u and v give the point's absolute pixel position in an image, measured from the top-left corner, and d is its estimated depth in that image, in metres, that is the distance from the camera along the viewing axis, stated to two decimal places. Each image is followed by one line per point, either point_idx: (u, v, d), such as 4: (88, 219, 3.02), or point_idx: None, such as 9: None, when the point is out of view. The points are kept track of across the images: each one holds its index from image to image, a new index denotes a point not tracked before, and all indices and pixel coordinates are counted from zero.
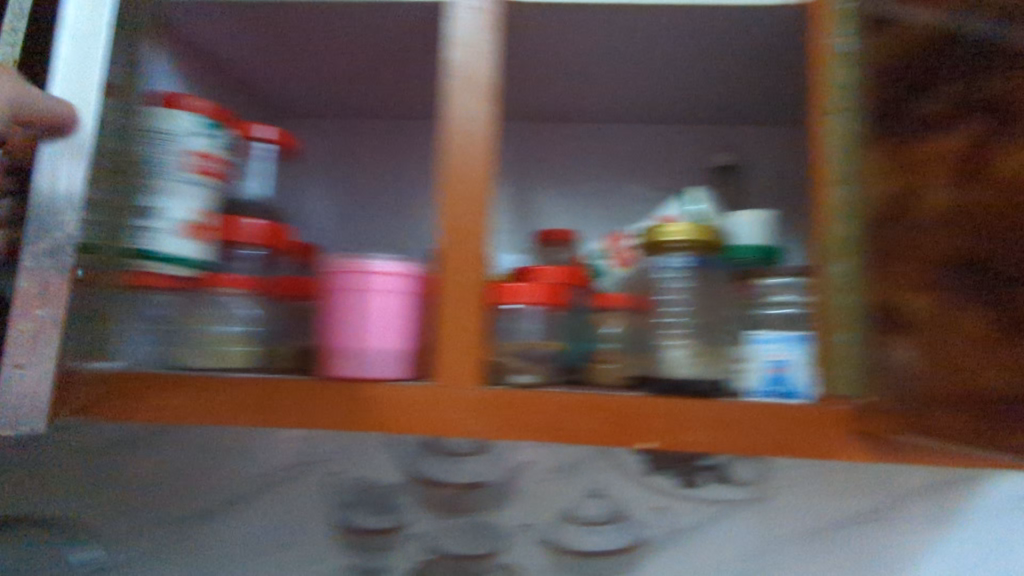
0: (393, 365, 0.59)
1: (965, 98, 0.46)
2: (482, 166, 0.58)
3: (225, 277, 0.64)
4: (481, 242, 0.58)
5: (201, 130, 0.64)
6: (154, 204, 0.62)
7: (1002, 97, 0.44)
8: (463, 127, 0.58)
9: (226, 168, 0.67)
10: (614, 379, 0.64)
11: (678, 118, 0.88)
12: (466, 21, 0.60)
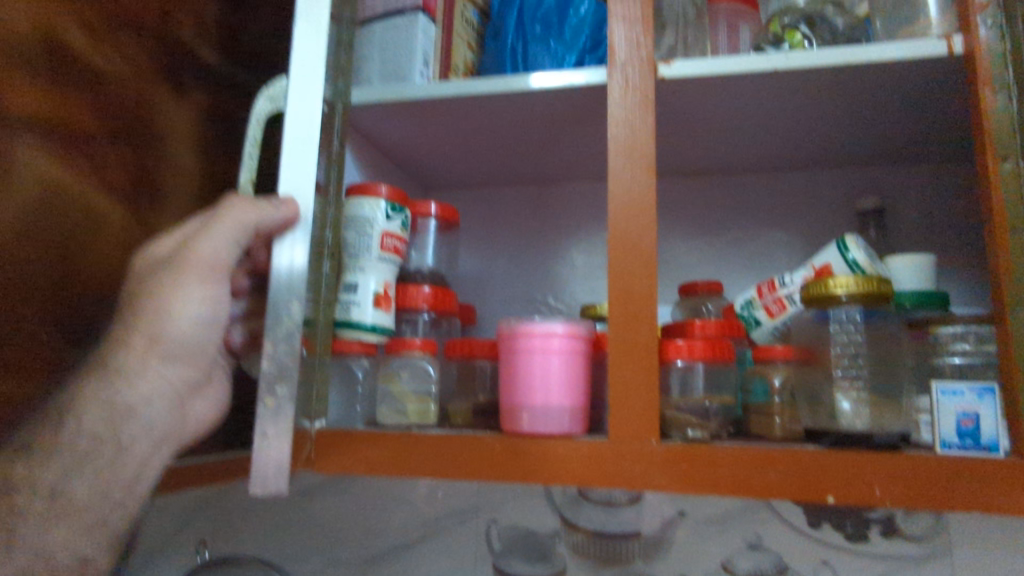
0: (568, 418, 0.62)
1: None
2: (651, 230, 0.61)
3: (402, 340, 0.69)
4: (653, 302, 0.60)
5: (388, 215, 0.73)
6: (352, 281, 0.70)
7: None
8: (631, 194, 0.62)
9: (404, 244, 0.75)
10: (782, 433, 0.64)
11: (820, 166, 0.89)
12: (629, 100, 0.64)
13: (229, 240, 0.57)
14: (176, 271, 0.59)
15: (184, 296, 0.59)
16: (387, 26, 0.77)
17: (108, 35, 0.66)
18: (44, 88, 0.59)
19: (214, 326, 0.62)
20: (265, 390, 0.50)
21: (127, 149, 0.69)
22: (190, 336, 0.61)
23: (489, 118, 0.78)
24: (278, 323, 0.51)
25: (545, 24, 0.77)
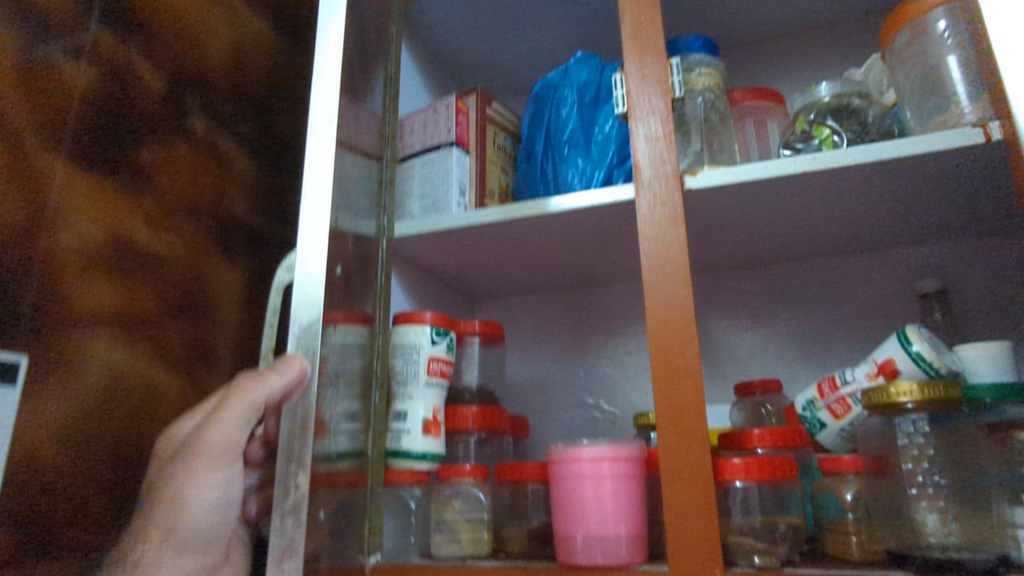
0: (626, 548, 0.60)
1: None
2: (692, 344, 0.60)
3: (452, 467, 0.69)
4: (703, 420, 0.58)
5: (434, 340, 0.74)
6: (402, 409, 0.72)
7: None
8: (668, 309, 0.62)
9: (451, 366, 0.76)
10: (860, 554, 0.58)
11: (872, 249, 0.86)
12: (656, 216, 0.65)
13: (243, 417, 0.52)
14: (189, 457, 0.53)
15: (199, 483, 0.53)
16: (424, 162, 0.82)
17: (171, 225, 0.72)
18: (115, 286, 0.64)
19: (232, 510, 0.55)
20: (273, 566, 0.43)
21: (189, 322, 0.73)
22: (207, 525, 0.54)
23: (527, 238, 0.82)
24: (284, 487, 0.45)
25: (572, 144, 0.80)
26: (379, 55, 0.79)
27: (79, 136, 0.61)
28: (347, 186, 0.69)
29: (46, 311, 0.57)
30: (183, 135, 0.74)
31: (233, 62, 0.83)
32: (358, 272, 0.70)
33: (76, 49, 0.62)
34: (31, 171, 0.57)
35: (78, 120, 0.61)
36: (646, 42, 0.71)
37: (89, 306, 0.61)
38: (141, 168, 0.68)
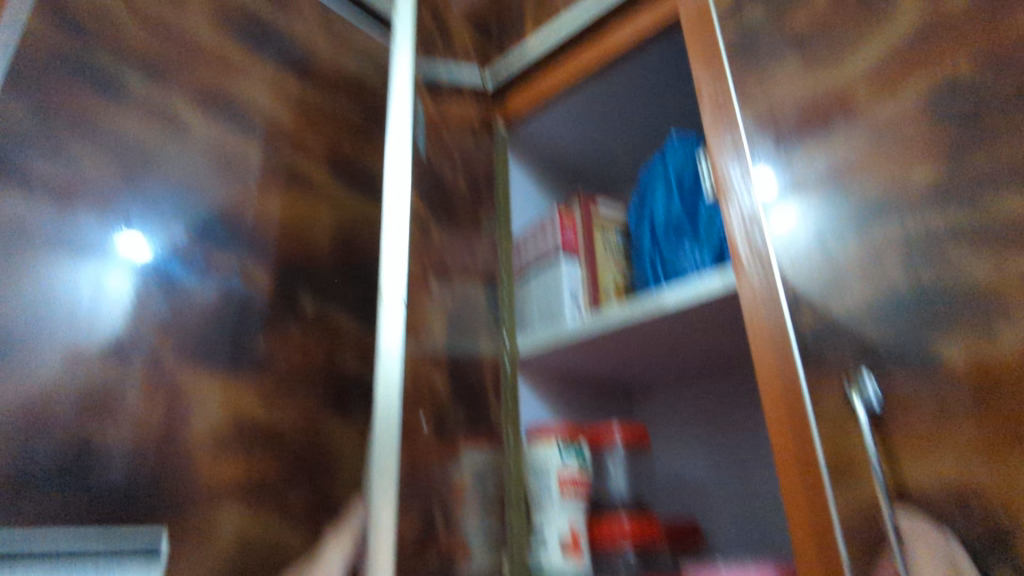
0: None
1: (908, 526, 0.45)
2: (815, 447, 0.51)
3: None
4: (835, 539, 0.48)
5: (562, 455, 0.73)
6: (541, 529, 0.72)
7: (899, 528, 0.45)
8: (784, 408, 0.53)
9: (586, 481, 0.74)
10: None
11: None
12: (761, 299, 0.57)
13: (333, 548, 0.52)
14: None
15: None
16: (537, 276, 0.85)
17: (290, 396, 0.59)
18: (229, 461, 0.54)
19: None
20: None
21: (303, 476, 0.58)
22: None
23: (649, 341, 0.78)
24: None
25: (678, 231, 0.76)
26: (484, 182, 0.88)
27: (187, 342, 0.54)
28: (466, 314, 0.73)
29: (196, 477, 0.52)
30: (297, 314, 0.62)
31: (341, 240, 0.68)
32: (479, 397, 0.73)
33: (201, 279, 0.56)
34: (159, 387, 0.51)
35: (193, 344, 0.54)
36: (724, 111, 0.66)
37: (206, 486, 0.52)
38: (257, 359, 0.58)
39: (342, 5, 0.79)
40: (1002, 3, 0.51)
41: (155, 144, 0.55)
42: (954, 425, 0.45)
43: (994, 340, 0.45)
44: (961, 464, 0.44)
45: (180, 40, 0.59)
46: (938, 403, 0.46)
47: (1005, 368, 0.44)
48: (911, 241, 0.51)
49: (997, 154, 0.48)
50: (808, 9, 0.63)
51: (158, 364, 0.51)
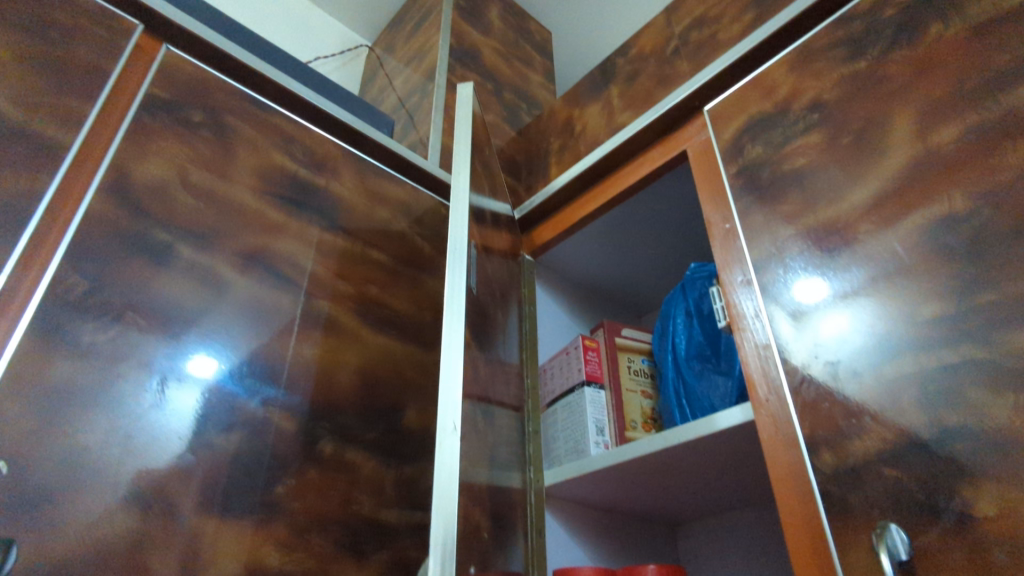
0: None
1: None
2: None
3: None
4: None
5: None
6: None
7: None
8: (813, 554, 0.50)
9: None
10: None
11: None
12: (780, 436, 0.56)
13: None
14: None
15: None
16: (563, 405, 0.85)
17: (305, 541, 0.58)
18: None
19: None
20: None
21: None
22: None
23: (681, 474, 0.75)
24: None
25: (701, 359, 0.76)
26: (515, 308, 0.89)
27: (215, 488, 0.55)
28: (502, 446, 0.73)
29: None
30: (316, 456, 0.63)
31: (366, 378, 0.71)
32: (512, 534, 0.71)
33: (227, 425, 0.59)
34: (184, 533, 0.52)
35: (215, 489, 0.55)
36: (733, 246, 0.68)
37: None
38: (272, 504, 0.58)
39: (378, 163, 0.88)
40: (989, 140, 0.51)
41: (203, 303, 0.62)
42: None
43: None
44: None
45: (228, 210, 0.68)
46: (974, 563, 0.42)
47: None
48: (926, 379, 0.49)
49: (1003, 289, 0.47)
50: (804, 147, 0.65)
51: (185, 511, 0.53)
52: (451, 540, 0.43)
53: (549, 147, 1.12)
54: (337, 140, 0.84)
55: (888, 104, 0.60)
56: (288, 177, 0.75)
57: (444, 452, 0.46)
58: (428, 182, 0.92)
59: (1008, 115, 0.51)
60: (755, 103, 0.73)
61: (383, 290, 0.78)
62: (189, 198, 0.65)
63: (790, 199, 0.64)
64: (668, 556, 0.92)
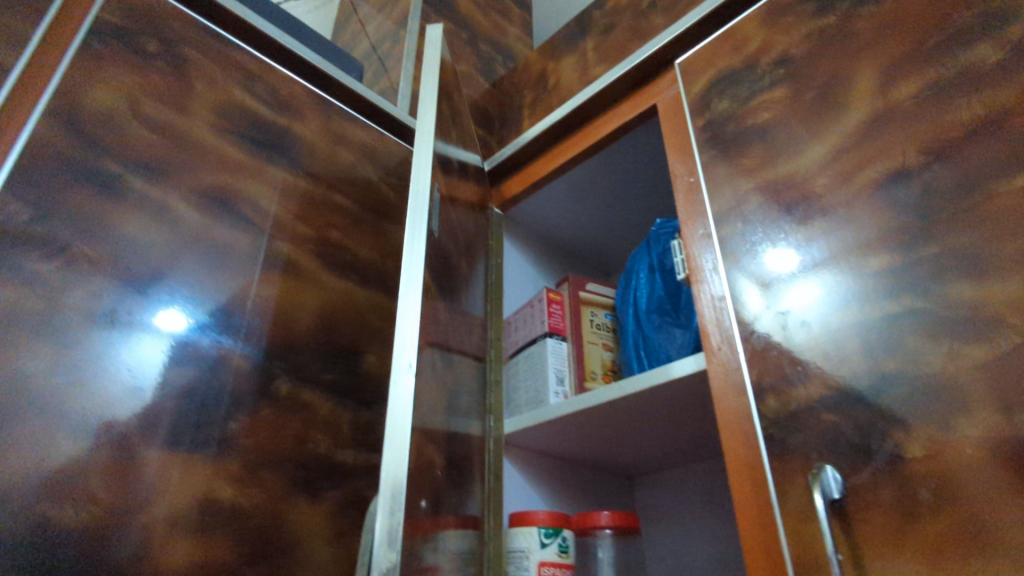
0: None
1: None
2: (772, 531, 0.50)
3: None
4: None
5: (543, 539, 0.72)
6: None
7: None
8: (748, 491, 0.53)
9: (569, 569, 0.71)
10: None
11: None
12: (730, 383, 0.58)
13: None
14: None
15: None
16: (525, 357, 0.86)
17: (258, 478, 0.59)
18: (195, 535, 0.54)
19: None
20: None
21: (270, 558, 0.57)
22: None
23: (637, 424, 0.77)
24: None
25: (661, 312, 0.78)
26: (481, 260, 0.89)
27: (163, 423, 0.55)
28: (461, 391, 0.73)
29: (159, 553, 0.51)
30: (271, 396, 0.63)
31: (326, 322, 0.71)
32: (469, 478, 0.72)
33: (179, 361, 0.58)
34: (131, 464, 0.52)
35: (163, 422, 0.55)
36: (696, 200, 0.68)
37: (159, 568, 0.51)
38: (224, 440, 0.58)
39: (344, 106, 0.86)
40: (946, 96, 0.52)
41: (156, 239, 0.60)
42: (918, 525, 0.43)
43: (954, 434, 0.43)
44: (920, 568, 0.42)
45: (184, 145, 0.66)
46: (901, 501, 0.44)
47: (967, 465, 0.42)
48: (870, 328, 0.50)
49: (949, 241, 0.48)
50: (769, 102, 0.65)
51: (133, 445, 0.53)
52: (402, 474, 0.43)
53: (522, 100, 1.10)
54: (305, 83, 0.82)
55: (853, 60, 0.60)
56: (248, 114, 0.73)
57: (398, 389, 0.45)
58: (396, 129, 0.91)
59: (965, 72, 0.52)
60: (725, 57, 0.73)
61: (347, 235, 0.78)
62: (142, 130, 0.63)
63: (752, 153, 0.65)
64: (624, 504, 0.95)
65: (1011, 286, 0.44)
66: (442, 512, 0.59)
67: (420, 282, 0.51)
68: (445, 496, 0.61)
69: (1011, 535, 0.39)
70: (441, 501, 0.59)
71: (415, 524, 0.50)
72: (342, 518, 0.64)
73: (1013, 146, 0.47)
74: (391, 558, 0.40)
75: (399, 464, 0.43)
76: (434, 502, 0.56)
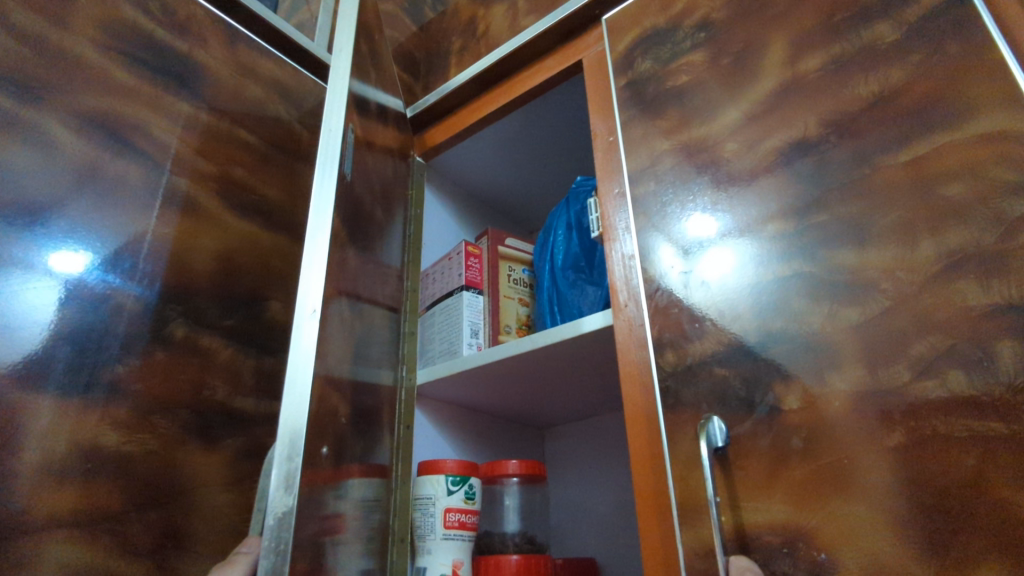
0: None
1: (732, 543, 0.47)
2: (663, 478, 0.54)
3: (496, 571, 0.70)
4: (671, 557, 0.51)
5: (450, 487, 0.73)
6: (422, 565, 0.71)
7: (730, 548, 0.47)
8: (644, 441, 0.56)
9: (475, 515, 0.74)
10: None
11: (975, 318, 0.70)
12: (633, 338, 0.60)
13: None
14: None
15: None
16: (440, 309, 0.86)
17: (149, 424, 0.57)
18: (77, 483, 0.51)
19: None
20: None
21: (161, 506, 0.55)
22: None
23: (548, 377, 0.79)
24: None
25: (575, 270, 0.79)
26: (399, 209, 0.87)
27: (37, 363, 0.51)
28: (372, 341, 0.72)
29: (34, 502, 0.48)
30: (164, 340, 0.60)
31: (228, 265, 0.67)
32: (378, 427, 0.72)
33: (59, 300, 0.54)
34: (0, 407, 0.48)
35: (36, 364, 0.51)
36: (614, 158, 0.69)
37: (34, 516, 0.48)
38: (111, 383, 0.55)
39: (253, 36, 0.80)
40: (848, 71, 0.55)
41: (30, 165, 0.55)
42: (788, 469, 0.47)
43: (827, 387, 0.47)
44: (786, 508, 0.46)
45: (65, 63, 0.59)
46: (775, 449, 0.48)
47: (834, 416, 0.46)
48: (763, 288, 0.53)
49: (838, 210, 0.51)
50: (688, 65, 0.66)
51: (1, 385, 0.49)
52: (302, 418, 0.42)
53: (450, 46, 1.07)
54: (210, 7, 0.76)
55: (768, 29, 0.61)
56: (141, 36, 0.67)
57: (300, 335, 0.44)
58: (313, 66, 0.86)
59: (866, 49, 0.54)
60: (650, 16, 0.73)
61: (254, 175, 0.73)
62: (13, 43, 0.56)
63: (669, 114, 0.66)
64: (534, 454, 0.98)
65: (886, 253, 0.47)
66: (345, 460, 0.59)
67: (327, 227, 0.49)
68: (349, 445, 0.60)
69: (864, 478, 0.43)
70: (345, 449, 0.59)
71: (316, 471, 0.49)
72: (240, 465, 0.63)
73: (900, 122, 0.50)
74: (286, 502, 0.40)
75: (297, 409, 0.42)
76: (337, 450, 0.56)
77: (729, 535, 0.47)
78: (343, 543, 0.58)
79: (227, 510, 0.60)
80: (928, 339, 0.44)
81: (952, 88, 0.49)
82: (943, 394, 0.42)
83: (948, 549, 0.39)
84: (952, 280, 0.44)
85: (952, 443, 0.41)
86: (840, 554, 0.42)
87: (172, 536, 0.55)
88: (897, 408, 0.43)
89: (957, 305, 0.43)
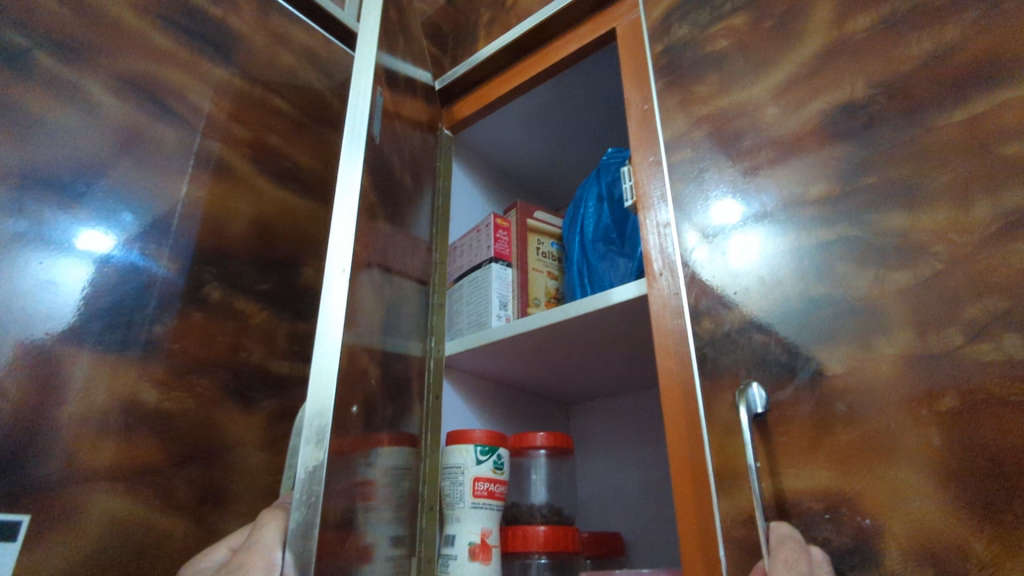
0: None
1: (774, 508, 0.46)
2: (700, 445, 0.53)
3: (522, 542, 0.70)
4: (710, 523, 0.50)
5: (478, 457, 0.73)
6: (451, 533, 0.71)
7: (772, 514, 0.46)
8: (680, 409, 0.55)
9: (503, 485, 0.74)
10: None
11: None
12: (668, 307, 0.59)
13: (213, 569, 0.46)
14: None
15: None
16: (469, 281, 0.85)
17: (187, 384, 0.57)
18: (117, 442, 0.52)
19: None
20: None
21: (196, 463, 0.56)
22: None
23: (577, 350, 0.78)
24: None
25: (606, 241, 0.78)
26: (429, 181, 0.87)
27: (79, 319, 0.52)
28: (403, 309, 0.72)
29: (80, 456, 0.49)
30: (201, 301, 0.61)
31: (262, 232, 0.68)
32: (408, 396, 0.72)
33: (98, 259, 0.55)
34: (44, 360, 0.49)
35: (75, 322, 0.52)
36: (649, 127, 0.68)
37: (80, 469, 0.49)
38: (150, 342, 0.56)
39: (285, 4, 0.79)
40: (897, 32, 0.53)
41: (71, 125, 0.55)
42: (832, 435, 0.46)
43: (873, 352, 0.46)
44: (829, 475, 0.45)
45: (103, 25, 0.60)
46: (818, 415, 0.47)
47: (882, 379, 0.45)
48: (805, 254, 0.51)
49: (885, 172, 0.49)
50: (727, 30, 0.65)
51: (45, 340, 0.50)
52: (329, 377, 0.42)
53: (478, 18, 1.05)
54: None
55: None
56: (177, 1, 0.67)
57: (327, 295, 0.44)
58: (343, 36, 0.85)
59: (918, 8, 0.52)
60: None
61: (287, 142, 0.73)
62: (53, 3, 0.57)
63: (707, 80, 0.64)
64: (561, 429, 0.98)
65: (937, 215, 0.46)
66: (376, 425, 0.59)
67: (355, 186, 0.49)
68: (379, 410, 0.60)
69: (912, 443, 0.42)
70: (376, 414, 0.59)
71: (349, 431, 0.49)
72: (274, 428, 0.63)
73: (956, 81, 0.48)
74: (317, 457, 0.39)
75: (323, 368, 0.42)
76: (368, 412, 0.56)
77: (769, 500, 0.47)
78: (374, 506, 0.58)
79: (261, 471, 0.61)
80: (982, 302, 0.42)
81: (1012, 45, 0.47)
82: (998, 357, 0.41)
83: (1002, 514, 0.38)
84: (1010, 242, 0.42)
85: (1008, 407, 0.39)
86: (886, 520, 0.41)
87: (209, 493, 0.56)
88: (947, 373, 0.42)
89: (1014, 267, 0.42)
